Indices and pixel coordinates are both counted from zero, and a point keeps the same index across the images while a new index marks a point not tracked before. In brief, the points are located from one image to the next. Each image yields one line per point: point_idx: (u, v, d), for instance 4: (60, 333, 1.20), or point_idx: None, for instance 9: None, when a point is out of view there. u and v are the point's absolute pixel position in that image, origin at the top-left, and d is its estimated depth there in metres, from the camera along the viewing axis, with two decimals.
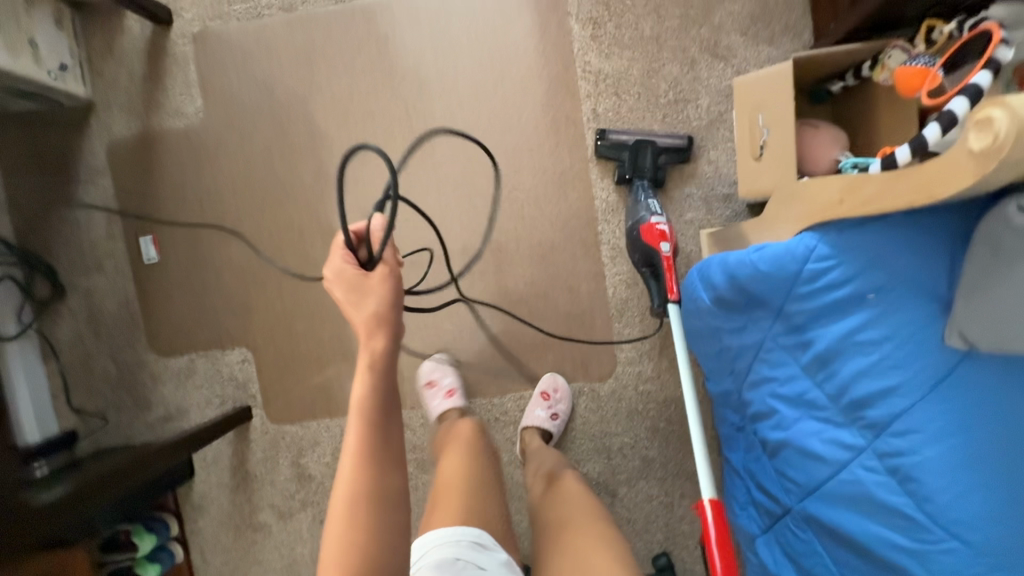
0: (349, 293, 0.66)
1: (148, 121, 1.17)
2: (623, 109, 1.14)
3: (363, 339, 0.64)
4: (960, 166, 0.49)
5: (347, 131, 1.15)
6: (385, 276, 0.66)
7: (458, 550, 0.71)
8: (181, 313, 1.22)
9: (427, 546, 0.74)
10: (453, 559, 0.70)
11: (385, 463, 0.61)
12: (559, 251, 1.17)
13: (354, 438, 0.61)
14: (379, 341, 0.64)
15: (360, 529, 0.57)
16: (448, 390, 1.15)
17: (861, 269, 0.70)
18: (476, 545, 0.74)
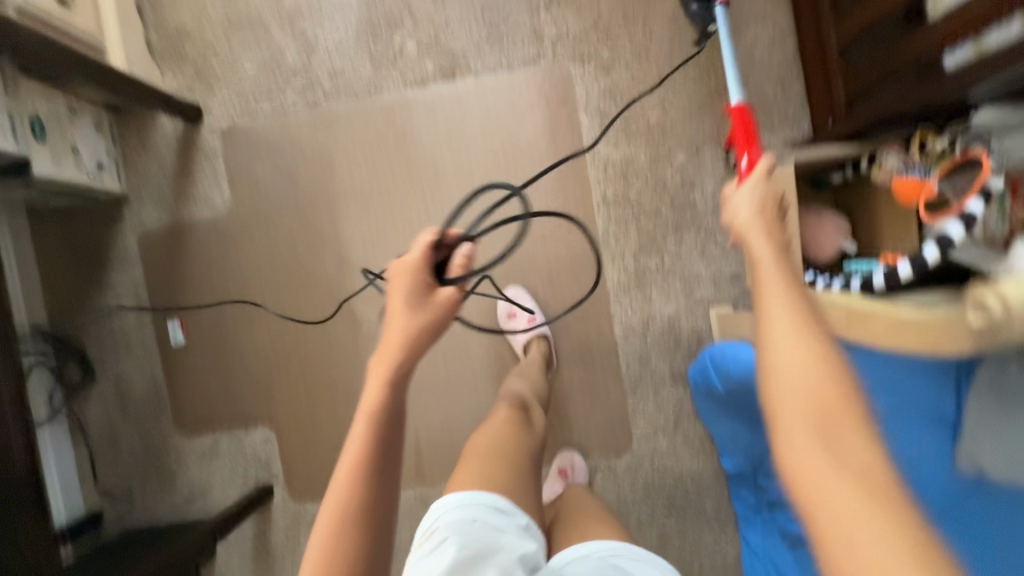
0: (408, 299, 0.68)
1: (179, 213, 1.24)
2: (631, 193, 1.19)
3: (398, 348, 0.67)
4: (957, 332, 0.53)
5: (368, 220, 1.21)
6: (449, 304, 0.69)
7: (476, 512, 0.71)
8: (207, 393, 1.26)
9: (446, 506, 0.73)
10: (471, 520, 0.69)
11: (381, 485, 0.62)
12: (572, 330, 1.22)
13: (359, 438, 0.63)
14: (409, 357, 0.67)
15: (350, 543, 0.59)
16: (530, 318, 1.19)
17: None
18: (492, 508, 0.72)
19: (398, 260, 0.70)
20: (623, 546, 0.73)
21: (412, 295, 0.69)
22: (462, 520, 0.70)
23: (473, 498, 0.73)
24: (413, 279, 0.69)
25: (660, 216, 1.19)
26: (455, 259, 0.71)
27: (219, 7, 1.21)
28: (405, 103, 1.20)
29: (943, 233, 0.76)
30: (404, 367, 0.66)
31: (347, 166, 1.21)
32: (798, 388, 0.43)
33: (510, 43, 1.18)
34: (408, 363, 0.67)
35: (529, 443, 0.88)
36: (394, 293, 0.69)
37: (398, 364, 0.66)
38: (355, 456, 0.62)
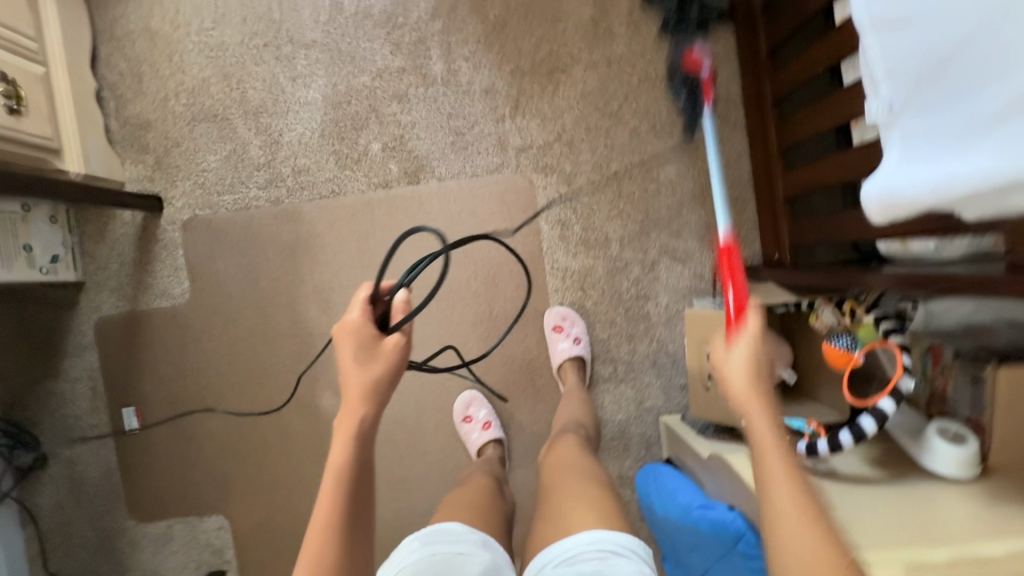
0: (357, 354, 0.67)
1: (137, 302, 1.24)
2: (588, 303, 1.22)
3: (352, 409, 0.67)
4: None
5: (328, 319, 1.23)
6: (397, 346, 0.68)
7: (433, 545, 0.73)
8: (162, 481, 1.26)
9: (406, 549, 0.75)
10: (430, 554, 0.72)
11: (351, 545, 0.64)
12: (526, 431, 1.25)
13: (327, 500, 0.65)
14: (366, 411, 0.68)
15: None
16: (485, 423, 1.20)
17: None
18: (447, 537, 0.75)
19: (338, 323, 0.68)
20: (584, 543, 0.68)
21: (361, 351, 0.67)
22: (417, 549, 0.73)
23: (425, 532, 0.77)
24: (359, 333, 0.67)
25: (614, 325, 1.22)
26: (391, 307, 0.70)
27: (183, 100, 1.21)
28: (367, 203, 1.21)
29: (856, 424, 0.78)
30: (367, 421, 0.68)
31: (309, 264, 1.22)
32: (791, 528, 0.51)
33: (474, 150, 1.20)
34: (370, 419, 0.68)
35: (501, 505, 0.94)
36: (341, 349, 0.68)
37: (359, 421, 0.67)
38: (321, 520, 0.64)
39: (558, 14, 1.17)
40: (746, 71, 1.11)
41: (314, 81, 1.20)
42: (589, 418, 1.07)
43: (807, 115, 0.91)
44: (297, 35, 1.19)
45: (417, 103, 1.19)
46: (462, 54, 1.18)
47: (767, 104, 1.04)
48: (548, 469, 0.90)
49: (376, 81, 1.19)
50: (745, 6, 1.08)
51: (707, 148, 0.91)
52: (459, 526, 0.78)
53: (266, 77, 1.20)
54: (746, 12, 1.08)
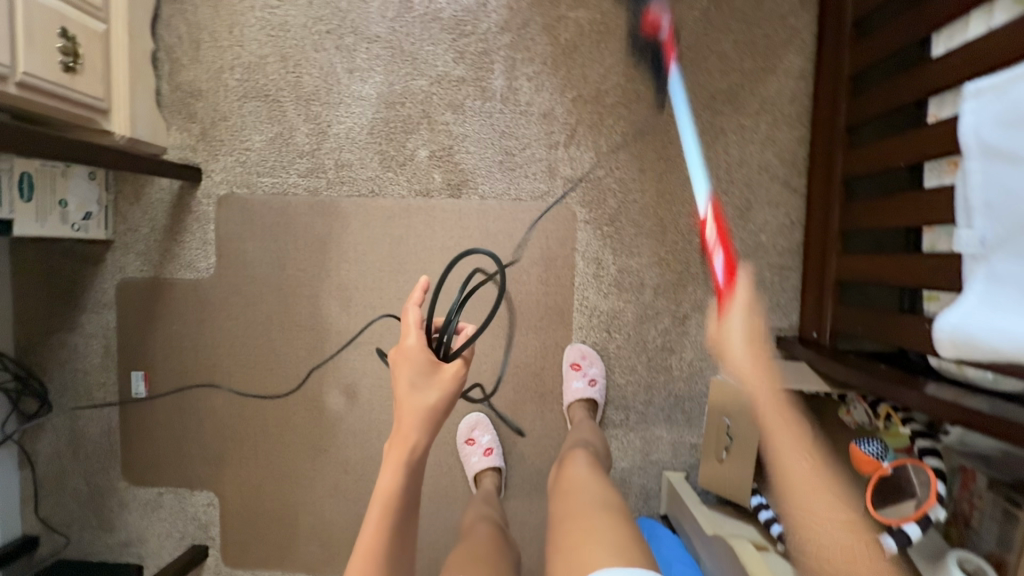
0: (416, 376, 0.76)
1: (161, 269, 1.23)
2: (611, 346, 1.19)
3: (408, 434, 0.76)
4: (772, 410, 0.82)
5: (348, 318, 1.22)
6: (455, 372, 0.77)
7: None
8: (158, 448, 1.27)
9: None
10: None
11: (396, 555, 0.73)
12: (526, 462, 1.23)
13: (375, 517, 0.73)
14: (421, 436, 0.77)
15: None
16: (486, 449, 1.18)
17: None
18: None
19: (397, 349, 0.78)
20: None
21: (418, 375, 0.76)
22: None
23: None
24: (416, 359, 0.77)
25: (634, 372, 1.19)
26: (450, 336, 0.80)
27: (238, 74, 1.18)
28: (405, 210, 1.19)
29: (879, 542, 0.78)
30: (421, 446, 0.77)
31: (337, 258, 1.21)
32: None
33: (521, 173, 1.17)
34: (422, 442, 0.78)
35: (503, 549, 0.92)
36: (400, 368, 0.77)
37: (411, 450, 0.76)
38: (373, 528, 0.72)
39: (632, 47, 1.13)
40: (818, 139, 1.06)
41: (371, 77, 1.17)
42: (600, 438, 1.05)
43: (879, 206, 0.87)
44: (362, 27, 1.16)
45: (472, 115, 1.16)
46: (525, 73, 1.15)
47: (836, 180, 1.00)
48: (557, 495, 0.88)
49: (434, 87, 1.16)
50: (831, 72, 1.03)
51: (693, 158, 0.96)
52: None
53: (324, 64, 1.17)
54: (831, 79, 1.03)
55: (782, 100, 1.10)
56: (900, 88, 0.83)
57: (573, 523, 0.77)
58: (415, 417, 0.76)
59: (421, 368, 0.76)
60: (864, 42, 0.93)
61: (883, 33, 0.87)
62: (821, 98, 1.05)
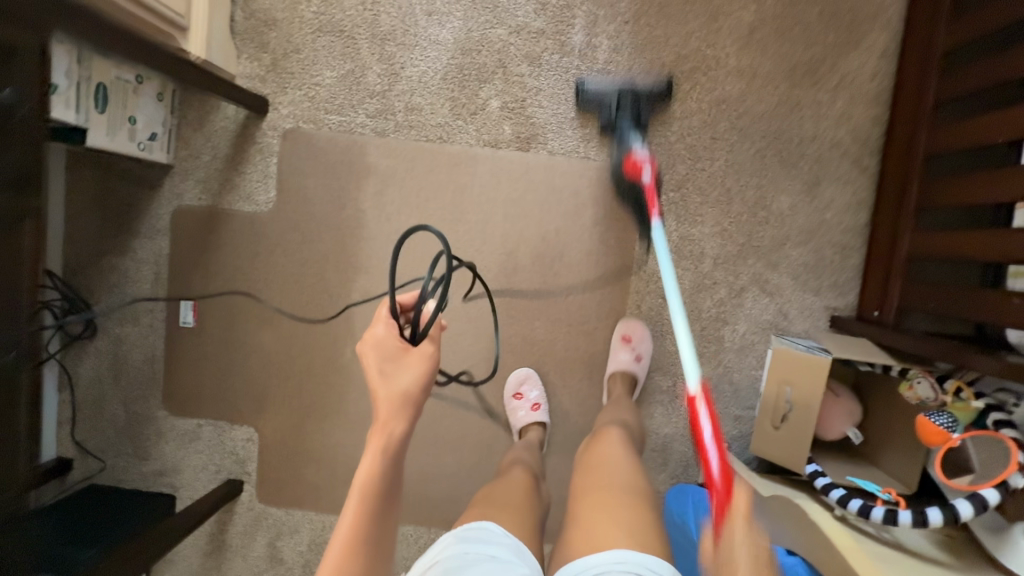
0: (387, 361, 0.71)
1: (220, 199, 1.22)
2: (665, 312, 1.20)
3: (386, 419, 0.68)
4: None
5: (405, 264, 1.21)
6: (425, 355, 0.73)
7: (468, 546, 0.69)
8: (201, 380, 1.26)
9: (443, 547, 0.71)
10: (464, 554, 0.67)
11: (375, 558, 0.62)
12: (570, 421, 1.23)
13: (348, 523, 0.62)
14: (398, 425, 0.68)
15: None
16: (534, 404, 1.19)
17: None
18: (481, 537, 0.71)
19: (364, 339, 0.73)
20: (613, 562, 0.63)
21: (386, 361, 0.72)
22: (446, 565, 0.66)
23: (454, 537, 0.73)
24: (385, 345, 0.72)
25: (686, 340, 1.20)
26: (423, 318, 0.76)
27: (314, 7, 1.17)
28: (471, 159, 1.18)
29: (952, 505, 0.77)
30: (399, 436, 0.67)
31: (397, 203, 1.20)
32: None
33: (591, 132, 1.16)
34: (400, 433, 0.68)
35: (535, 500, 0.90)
36: (367, 360, 0.72)
37: (390, 435, 0.67)
38: (348, 530, 0.61)
39: (716, 14, 1.12)
40: (898, 120, 1.06)
41: (449, 21, 1.15)
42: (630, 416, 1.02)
43: (965, 183, 0.88)
44: None
45: (547, 69, 1.15)
46: (606, 31, 1.14)
47: (916, 159, 1.00)
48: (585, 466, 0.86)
49: (511, 37, 1.15)
50: (919, 53, 1.03)
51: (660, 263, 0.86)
52: (496, 528, 0.73)
53: (403, 4, 1.16)
54: (918, 59, 1.02)
55: (861, 78, 1.10)
56: (998, 64, 0.83)
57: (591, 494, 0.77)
58: (391, 402, 0.68)
59: (389, 355, 0.72)
60: (961, 19, 0.93)
61: (984, 10, 0.87)
62: (905, 79, 1.05)
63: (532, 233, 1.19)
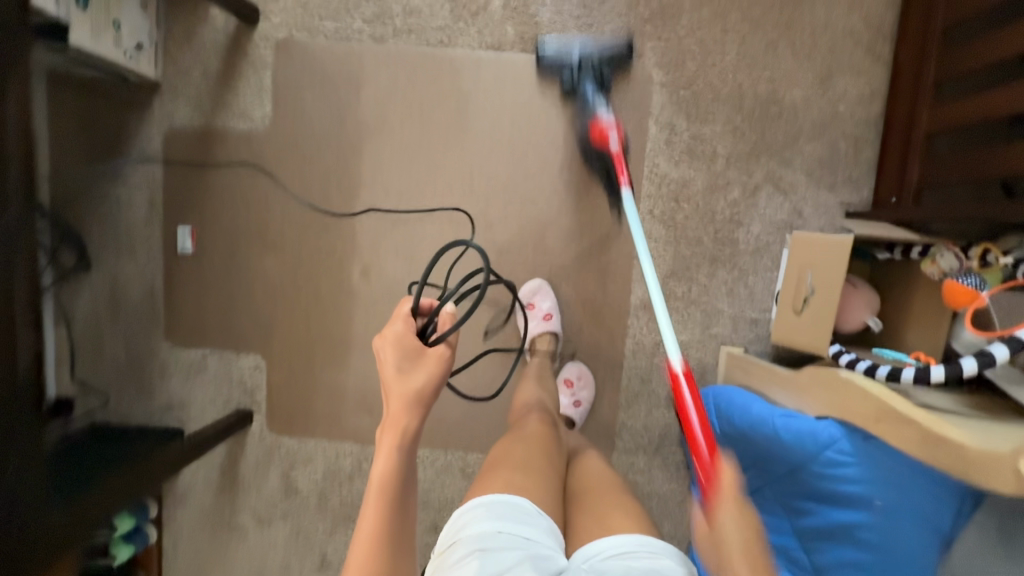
0: (403, 357, 0.68)
1: (213, 117, 1.17)
2: (678, 217, 1.17)
3: (399, 415, 0.65)
4: None
5: (411, 178, 1.18)
6: (442, 356, 0.70)
7: (501, 525, 0.66)
8: (205, 310, 1.22)
9: (470, 515, 0.69)
10: (496, 532, 0.66)
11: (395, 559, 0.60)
12: (585, 333, 1.22)
13: (371, 521, 0.60)
14: (412, 420, 0.66)
15: None
16: (546, 314, 1.16)
17: (877, 480, 0.76)
18: (517, 515, 0.68)
19: (379, 336, 0.70)
20: (636, 543, 0.69)
21: (404, 358, 0.68)
22: (477, 544, 0.64)
23: (486, 502, 0.70)
24: (401, 343, 0.68)
25: (701, 245, 1.18)
26: (439, 320, 0.72)
27: None
28: (475, 63, 1.15)
29: (987, 350, 0.76)
30: (412, 436, 0.65)
31: (399, 114, 1.16)
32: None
33: (598, 32, 1.13)
34: (413, 430, 0.66)
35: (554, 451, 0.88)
36: (383, 362, 0.68)
37: (404, 434, 0.65)
38: (367, 540, 0.59)
39: None
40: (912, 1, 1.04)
41: None
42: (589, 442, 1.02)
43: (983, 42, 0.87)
44: None
45: None
46: None
47: (933, 36, 1.00)
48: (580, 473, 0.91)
49: None
50: None
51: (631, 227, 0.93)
52: (531, 505, 0.71)
53: None
54: None
55: None
56: None
57: (598, 499, 0.82)
58: (404, 399, 0.66)
59: (407, 351, 0.68)
60: None
61: None
62: None
63: (540, 141, 1.16)
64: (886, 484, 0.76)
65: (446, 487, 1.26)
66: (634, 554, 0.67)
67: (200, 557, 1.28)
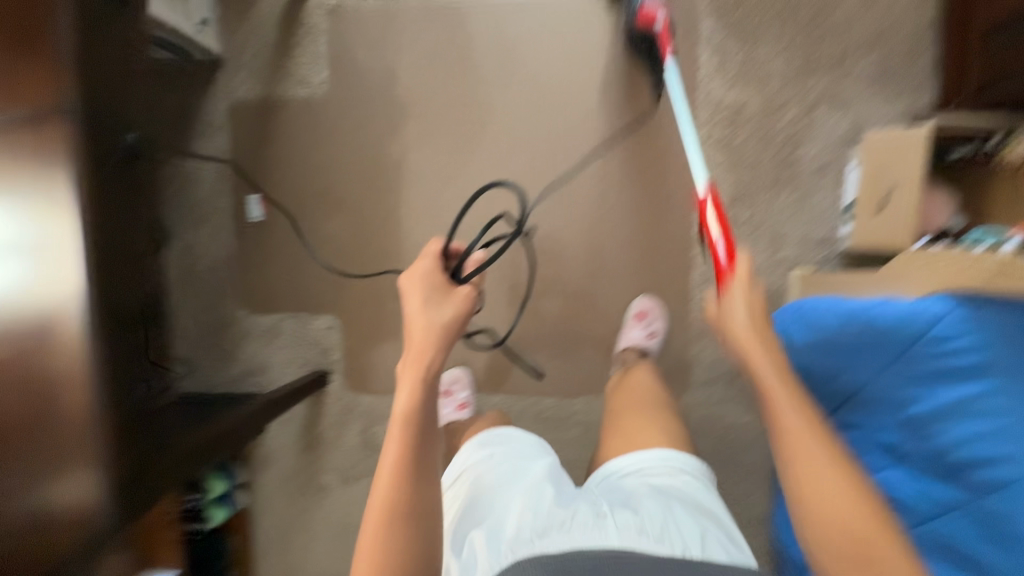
0: (429, 295, 0.72)
1: (273, 87, 1.21)
2: (736, 140, 1.17)
3: (420, 352, 0.67)
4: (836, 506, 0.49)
5: (467, 127, 1.20)
6: (467, 296, 0.72)
7: (501, 450, 0.91)
8: (277, 275, 1.26)
9: (483, 449, 0.92)
10: (495, 455, 0.90)
11: (423, 484, 0.62)
12: (651, 267, 1.22)
13: (393, 452, 0.62)
14: (436, 356, 0.67)
15: (404, 535, 0.60)
16: (461, 403, 1.22)
17: (993, 343, 0.78)
18: (509, 443, 0.92)
19: (408, 274, 0.74)
20: (655, 459, 0.82)
21: (428, 295, 0.72)
22: (478, 465, 0.89)
23: (487, 440, 0.95)
24: (425, 283, 0.73)
25: (762, 167, 1.17)
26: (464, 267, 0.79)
27: None
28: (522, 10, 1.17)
29: None
30: (434, 367, 0.66)
31: (452, 66, 1.19)
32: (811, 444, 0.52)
33: None
34: (436, 364, 0.67)
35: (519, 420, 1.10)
36: (410, 295, 0.73)
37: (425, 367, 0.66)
38: (390, 463, 0.62)
39: None
40: None
41: None
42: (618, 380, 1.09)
43: None
44: None
45: None
46: None
47: None
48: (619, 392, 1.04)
49: None
50: None
51: (686, 134, 0.93)
52: (520, 436, 0.95)
53: None
54: None
55: None
56: None
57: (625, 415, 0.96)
58: (427, 333, 0.68)
59: (434, 289, 0.73)
60: None
61: None
62: None
63: (592, 80, 1.18)
64: (1005, 345, 0.78)
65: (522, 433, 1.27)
66: (654, 471, 0.81)
67: (287, 519, 1.31)
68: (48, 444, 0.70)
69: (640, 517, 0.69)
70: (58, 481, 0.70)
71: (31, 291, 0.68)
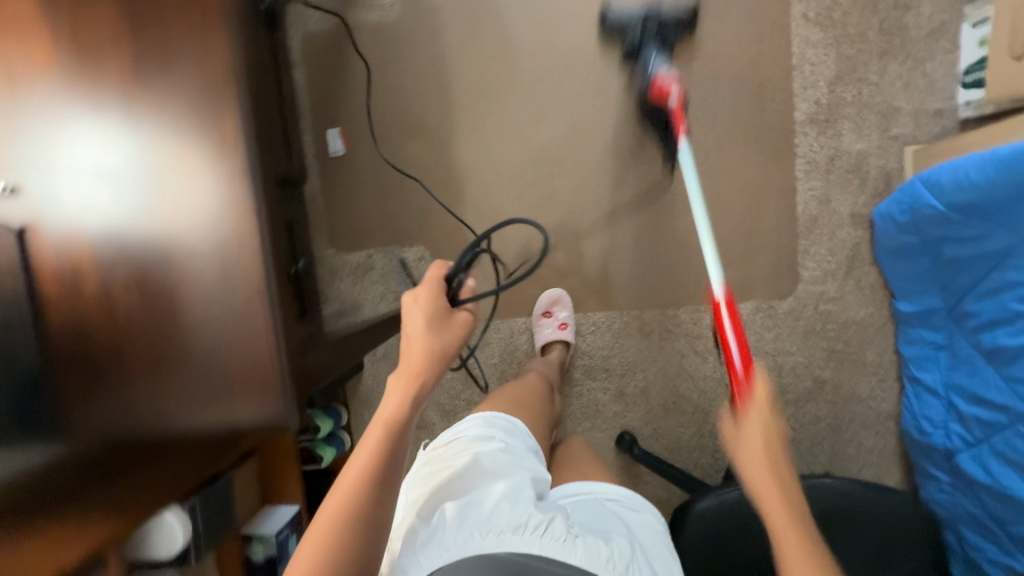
0: (431, 318, 0.64)
1: (346, 15, 1.20)
2: (836, 15, 1.11)
3: (415, 372, 0.62)
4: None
5: (545, 33, 1.17)
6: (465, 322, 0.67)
7: (500, 434, 0.76)
8: (362, 210, 1.24)
9: (470, 422, 0.78)
10: (489, 436, 0.75)
11: (379, 493, 0.58)
12: (752, 162, 1.15)
13: (361, 460, 0.58)
14: (432, 375, 0.63)
15: (342, 545, 0.55)
16: (561, 322, 1.20)
17: None
18: (511, 431, 0.78)
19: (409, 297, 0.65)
20: (615, 494, 0.72)
21: (432, 318, 0.64)
22: (466, 439, 0.75)
23: (486, 419, 0.79)
24: (432, 303, 0.65)
25: (866, 41, 1.11)
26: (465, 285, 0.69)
27: None
28: None
29: None
30: (428, 386, 0.63)
31: None
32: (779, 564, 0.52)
33: None
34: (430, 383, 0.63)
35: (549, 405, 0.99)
36: (411, 316, 0.65)
37: (420, 384, 0.62)
38: (358, 469, 0.58)
39: None
40: None
41: None
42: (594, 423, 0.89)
43: None
44: None
45: None
46: None
47: None
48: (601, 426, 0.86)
49: None
50: None
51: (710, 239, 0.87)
52: (523, 427, 0.81)
53: None
54: None
55: None
56: None
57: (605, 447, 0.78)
58: (425, 357, 0.62)
59: (436, 311, 0.65)
60: None
61: None
62: None
63: None
64: None
65: (626, 352, 1.22)
66: (622, 504, 0.71)
67: None
68: (225, 346, 0.69)
69: (612, 554, 0.59)
70: (239, 396, 0.70)
71: (175, 195, 0.68)
